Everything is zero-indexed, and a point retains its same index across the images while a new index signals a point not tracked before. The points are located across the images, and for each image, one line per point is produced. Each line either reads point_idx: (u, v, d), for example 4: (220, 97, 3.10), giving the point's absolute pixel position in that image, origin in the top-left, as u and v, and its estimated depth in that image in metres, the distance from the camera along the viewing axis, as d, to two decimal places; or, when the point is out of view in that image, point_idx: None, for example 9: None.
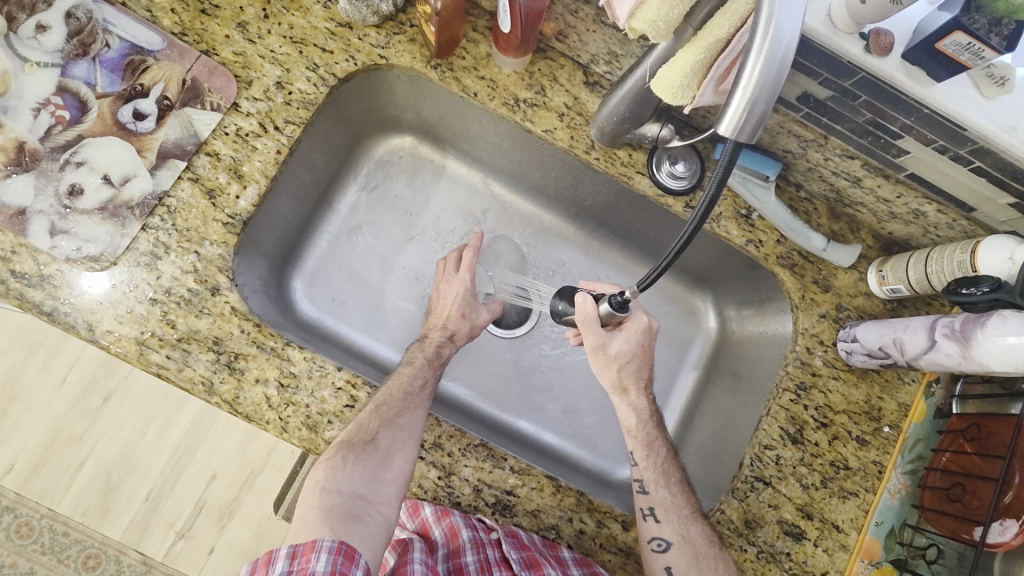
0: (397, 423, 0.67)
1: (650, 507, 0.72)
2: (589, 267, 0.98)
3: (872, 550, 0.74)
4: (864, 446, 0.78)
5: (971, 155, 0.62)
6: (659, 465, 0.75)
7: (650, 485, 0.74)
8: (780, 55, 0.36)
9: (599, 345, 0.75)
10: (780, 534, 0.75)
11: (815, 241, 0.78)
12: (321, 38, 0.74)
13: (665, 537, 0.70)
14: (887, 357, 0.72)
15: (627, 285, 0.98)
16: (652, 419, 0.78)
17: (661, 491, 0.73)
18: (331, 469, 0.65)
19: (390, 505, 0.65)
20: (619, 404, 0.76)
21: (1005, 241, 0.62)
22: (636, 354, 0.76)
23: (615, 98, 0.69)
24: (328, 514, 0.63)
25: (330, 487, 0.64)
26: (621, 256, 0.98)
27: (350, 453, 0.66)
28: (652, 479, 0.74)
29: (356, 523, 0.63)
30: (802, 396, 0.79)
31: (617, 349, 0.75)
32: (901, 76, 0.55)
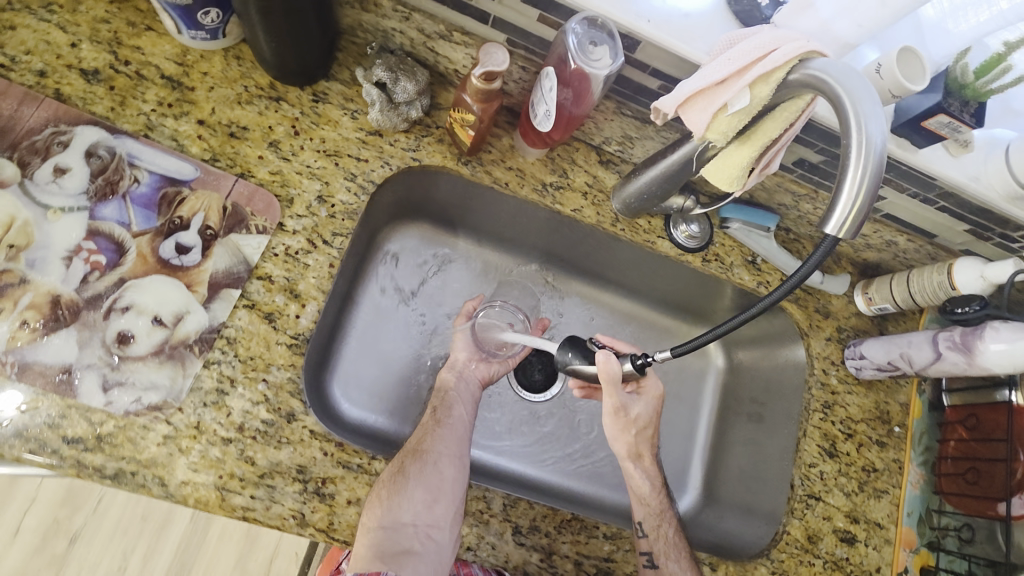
0: (424, 455, 0.71)
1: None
2: (605, 322, 1.04)
3: (910, 539, 0.85)
4: (884, 448, 0.89)
5: (937, 198, 0.75)
6: (669, 536, 0.74)
7: (659, 558, 0.71)
8: (876, 162, 0.44)
9: (619, 407, 0.75)
10: (838, 542, 0.83)
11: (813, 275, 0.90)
12: (354, 148, 0.76)
13: None
14: (896, 369, 0.84)
15: (644, 333, 1.04)
16: (664, 488, 0.79)
17: (672, 564, 0.71)
18: (375, 509, 0.64)
19: (438, 527, 0.67)
20: (633, 470, 0.78)
21: (974, 263, 0.76)
22: (651, 419, 0.79)
23: (645, 178, 0.77)
24: (376, 551, 0.63)
25: (374, 525, 0.64)
26: (632, 308, 1.04)
27: (386, 489, 0.66)
28: (665, 550, 0.73)
29: (408, 555, 0.64)
30: (828, 414, 0.89)
31: (636, 413, 0.78)
32: (894, 147, 0.65)
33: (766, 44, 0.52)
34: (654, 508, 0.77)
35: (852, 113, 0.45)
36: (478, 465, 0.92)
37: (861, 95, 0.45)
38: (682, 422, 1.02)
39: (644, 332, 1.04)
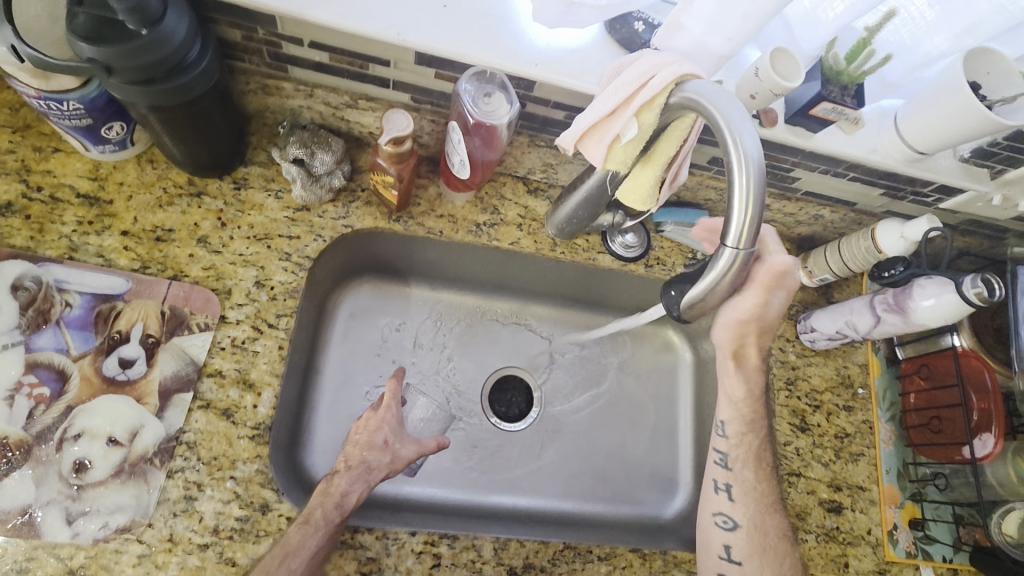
0: None
1: (727, 484, 0.78)
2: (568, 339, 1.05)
3: (894, 495, 0.88)
4: (852, 412, 0.92)
5: (846, 170, 0.79)
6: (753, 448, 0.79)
7: (734, 464, 0.79)
8: (758, 174, 0.47)
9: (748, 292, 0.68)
10: (826, 513, 0.86)
11: None
12: (284, 228, 0.77)
13: (733, 518, 0.77)
14: (845, 336, 0.86)
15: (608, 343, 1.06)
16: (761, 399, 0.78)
17: (745, 473, 0.79)
18: None
19: None
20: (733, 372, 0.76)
21: (892, 225, 0.79)
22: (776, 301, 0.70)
23: (570, 203, 0.79)
24: None
25: None
26: (592, 320, 1.06)
27: None
28: (736, 458, 0.79)
29: None
30: (793, 390, 0.91)
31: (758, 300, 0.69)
32: (792, 137, 0.69)
33: (646, 72, 0.54)
34: (745, 417, 0.79)
35: (727, 132, 0.47)
36: (470, 506, 0.92)
37: (733, 114, 0.48)
38: (662, 423, 1.04)
39: (609, 343, 1.06)
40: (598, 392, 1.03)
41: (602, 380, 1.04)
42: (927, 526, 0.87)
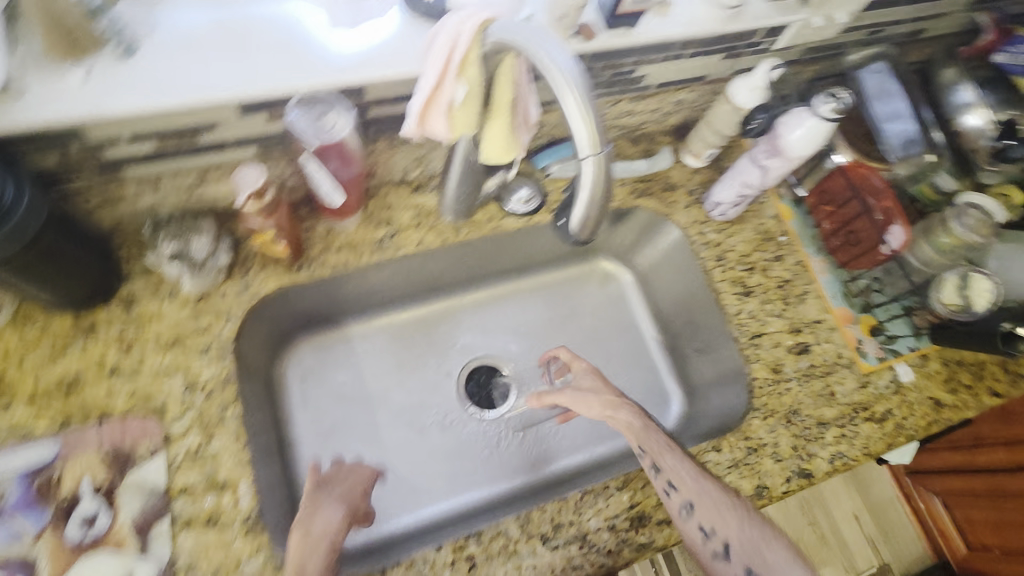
0: None
1: (685, 500, 0.71)
2: (516, 310, 1.07)
3: (847, 314, 0.94)
4: (783, 260, 0.97)
5: (681, 49, 0.83)
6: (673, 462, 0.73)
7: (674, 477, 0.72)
8: (581, 84, 0.49)
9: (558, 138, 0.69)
10: (797, 357, 0.91)
11: (639, 166, 0.97)
12: (191, 324, 0.74)
13: (704, 524, 0.70)
14: (747, 196, 0.91)
15: (554, 296, 1.08)
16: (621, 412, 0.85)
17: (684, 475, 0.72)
18: None
19: None
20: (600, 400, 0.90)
21: (738, 82, 0.84)
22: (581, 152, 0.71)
23: (452, 186, 0.80)
24: None
25: None
26: (531, 283, 1.08)
27: None
28: (690, 493, 0.71)
29: None
30: (725, 263, 0.96)
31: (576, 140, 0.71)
32: (616, 39, 0.72)
33: (450, 36, 0.55)
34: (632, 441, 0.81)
35: (541, 56, 0.49)
36: (492, 499, 0.95)
37: (540, 40, 0.50)
38: (630, 347, 1.07)
39: (553, 296, 1.08)
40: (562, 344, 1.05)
41: (562, 331, 1.06)
42: (885, 328, 0.94)
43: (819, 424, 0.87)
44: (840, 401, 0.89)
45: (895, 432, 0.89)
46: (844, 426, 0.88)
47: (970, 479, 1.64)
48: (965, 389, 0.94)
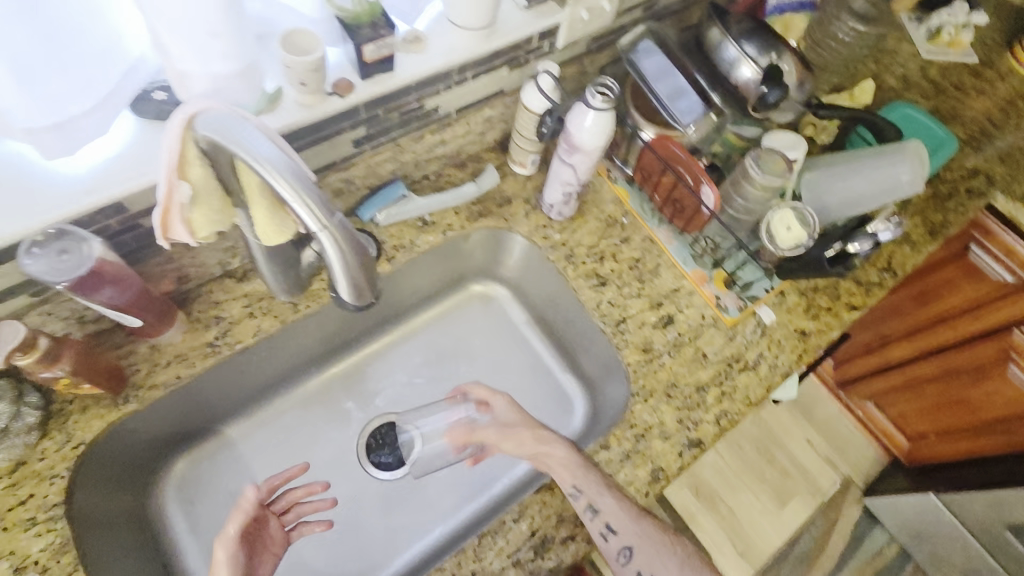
0: None
1: (607, 526, 0.74)
2: (403, 359, 1.07)
3: (700, 275, 0.98)
4: (631, 241, 1.00)
5: (461, 73, 0.84)
6: (595, 485, 0.75)
7: (597, 502, 0.74)
8: (287, 169, 0.49)
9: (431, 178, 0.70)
10: (664, 330, 0.93)
11: (467, 189, 0.97)
12: (11, 499, 0.68)
13: (626, 546, 0.75)
14: (573, 192, 0.92)
15: (435, 335, 1.10)
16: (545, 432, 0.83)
17: (607, 502, 0.74)
18: None
19: None
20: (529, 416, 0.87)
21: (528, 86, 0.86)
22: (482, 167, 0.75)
23: (266, 270, 0.77)
24: None
25: None
26: (409, 329, 1.08)
27: None
28: (621, 527, 0.74)
29: None
30: (575, 259, 0.97)
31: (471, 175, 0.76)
32: (375, 87, 0.72)
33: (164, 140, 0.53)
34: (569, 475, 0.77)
35: (238, 149, 0.49)
36: (417, 560, 0.93)
37: (234, 131, 0.49)
38: (521, 360, 1.10)
39: (433, 336, 1.09)
40: (453, 380, 1.06)
41: (450, 366, 1.07)
42: (738, 278, 0.98)
43: (699, 390, 0.89)
44: (713, 361, 0.92)
45: (771, 374, 0.92)
46: (722, 383, 0.90)
47: (886, 378, 1.70)
48: (826, 313, 0.99)
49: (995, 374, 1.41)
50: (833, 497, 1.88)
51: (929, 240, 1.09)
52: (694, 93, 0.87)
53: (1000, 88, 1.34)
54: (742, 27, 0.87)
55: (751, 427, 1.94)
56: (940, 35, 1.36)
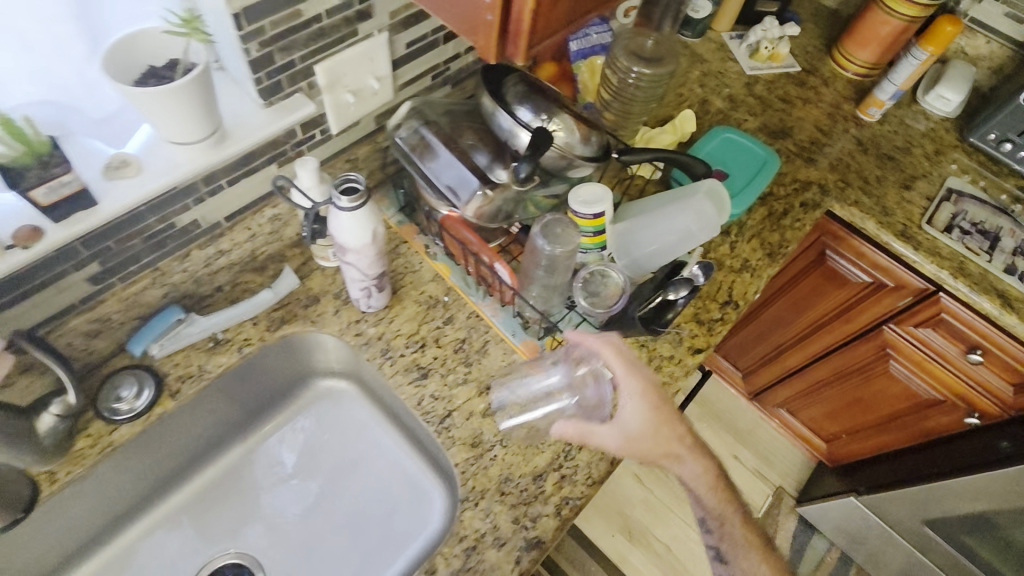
0: None
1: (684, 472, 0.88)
2: (243, 479, 0.97)
3: (532, 346, 0.90)
4: (454, 321, 0.92)
5: (209, 183, 0.75)
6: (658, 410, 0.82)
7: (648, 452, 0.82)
8: None
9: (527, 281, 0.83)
10: (494, 417, 0.85)
11: (262, 297, 0.87)
12: None
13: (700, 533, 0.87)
14: (370, 285, 0.84)
15: (269, 454, 0.99)
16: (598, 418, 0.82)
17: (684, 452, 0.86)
18: None
19: None
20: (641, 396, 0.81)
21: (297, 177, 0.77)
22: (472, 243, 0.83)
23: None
24: None
25: None
26: (237, 453, 0.98)
27: None
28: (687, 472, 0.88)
29: None
30: (391, 354, 0.89)
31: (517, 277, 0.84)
32: (72, 229, 0.64)
33: None
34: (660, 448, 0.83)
35: None
36: None
37: None
38: (370, 461, 0.99)
39: (267, 454, 0.99)
40: (294, 501, 0.95)
41: (287, 485, 0.97)
42: None
43: (536, 479, 0.81)
44: (550, 442, 0.84)
45: None
46: (561, 467, 0.83)
47: (791, 386, 1.69)
48: (669, 363, 0.93)
49: (880, 372, 1.41)
50: (767, 511, 1.83)
51: (768, 263, 1.07)
52: (471, 163, 0.80)
53: (825, 93, 1.36)
54: (516, 94, 0.82)
55: None
56: (759, 50, 1.37)
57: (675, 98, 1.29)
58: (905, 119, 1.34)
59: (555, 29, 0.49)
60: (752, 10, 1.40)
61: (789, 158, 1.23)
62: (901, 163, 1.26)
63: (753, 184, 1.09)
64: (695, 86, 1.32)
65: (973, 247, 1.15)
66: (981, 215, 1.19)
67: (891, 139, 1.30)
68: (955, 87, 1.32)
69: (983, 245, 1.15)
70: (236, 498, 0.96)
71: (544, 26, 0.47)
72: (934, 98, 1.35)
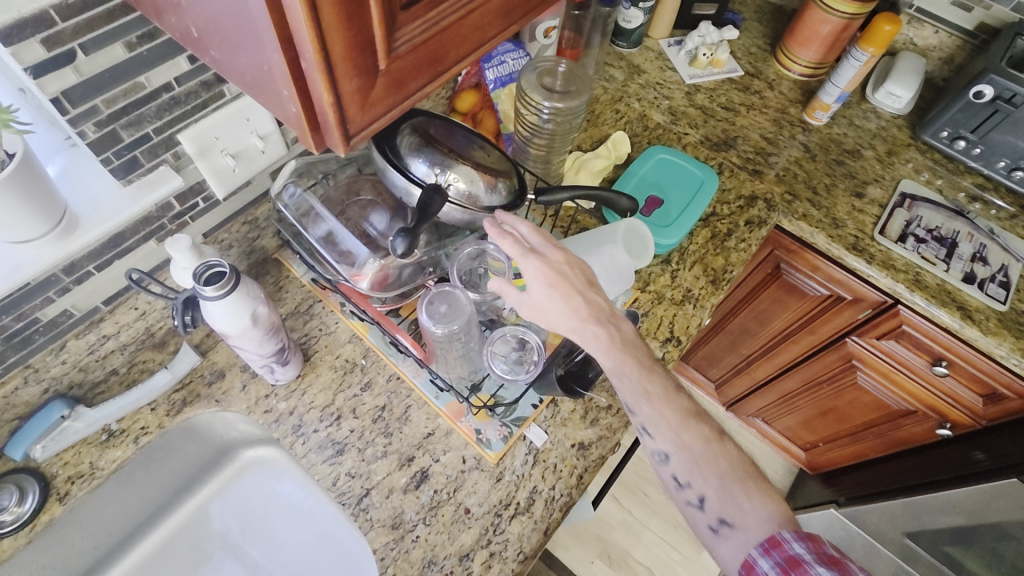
0: None
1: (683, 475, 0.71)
2: (165, 569, 0.87)
3: (457, 408, 0.84)
4: (374, 386, 0.86)
5: (73, 272, 0.70)
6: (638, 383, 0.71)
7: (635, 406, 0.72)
8: None
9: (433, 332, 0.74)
10: (417, 493, 0.78)
11: (159, 380, 0.81)
12: None
13: (663, 449, 0.72)
14: (269, 363, 0.77)
15: (193, 536, 0.89)
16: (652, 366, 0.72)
17: (645, 406, 0.71)
18: None
19: None
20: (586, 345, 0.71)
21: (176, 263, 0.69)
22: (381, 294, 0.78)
23: None
24: None
25: None
26: (156, 541, 0.87)
27: None
28: (658, 428, 0.71)
29: None
30: (303, 429, 0.82)
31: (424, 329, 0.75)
32: None
33: None
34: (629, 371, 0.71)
35: None
36: None
37: None
38: (304, 535, 0.90)
39: (191, 538, 0.89)
40: None
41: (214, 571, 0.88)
42: (501, 400, 0.84)
43: (461, 560, 0.74)
44: (477, 515, 0.77)
45: (548, 512, 0.78)
46: (491, 542, 0.75)
47: (762, 396, 1.62)
48: (607, 413, 0.86)
49: (849, 383, 1.35)
50: None
51: (711, 290, 1.01)
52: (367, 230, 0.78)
53: (771, 97, 1.30)
54: (409, 145, 0.76)
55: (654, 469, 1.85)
56: (698, 57, 1.30)
57: (612, 115, 1.22)
58: (855, 119, 1.28)
59: (371, 115, 0.49)
60: (689, 14, 1.34)
61: (733, 172, 1.16)
62: (851, 168, 1.20)
63: (691, 207, 1.05)
64: (633, 100, 1.25)
65: (929, 256, 1.09)
66: (937, 220, 1.14)
67: (841, 143, 1.24)
68: (905, 83, 1.25)
69: (939, 254, 1.10)
70: None
71: (358, 116, 0.48)
72: (884, 95, 1.28)
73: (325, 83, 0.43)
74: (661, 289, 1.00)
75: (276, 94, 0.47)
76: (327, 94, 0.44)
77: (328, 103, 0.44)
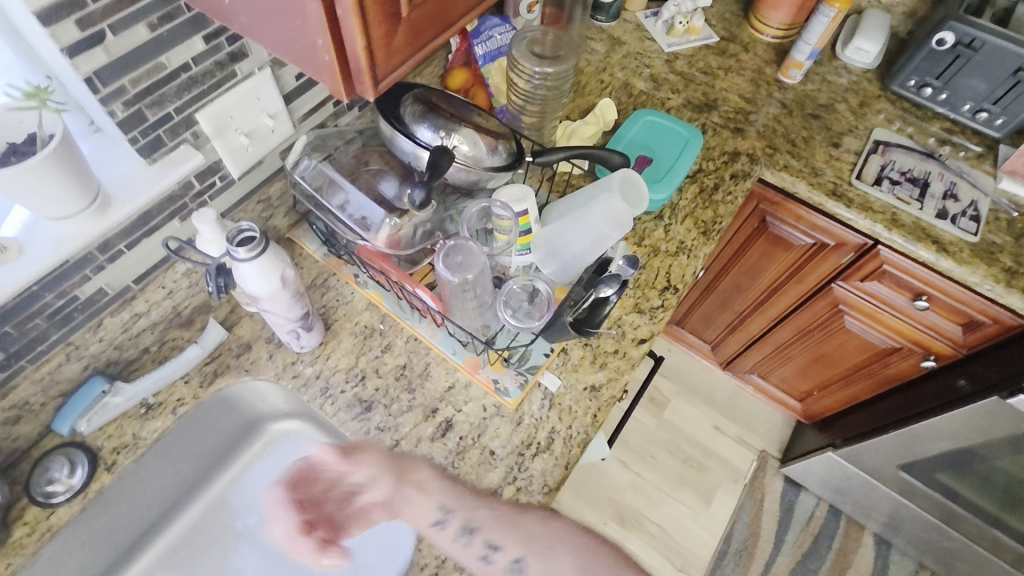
0: None
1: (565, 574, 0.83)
2: (209, 534, 0.92)
3: (474, 361, 0.89)
4: (394, 348, 0.90)
5: (106, 250, 0.74)
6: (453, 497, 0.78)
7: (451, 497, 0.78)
8: None
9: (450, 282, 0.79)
10: (443, 441, 0.83)
11: (191, 354, 0.85)
12: None
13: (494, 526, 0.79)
14: (295, 327, 0.82)
15: (231, 504, 0.95)
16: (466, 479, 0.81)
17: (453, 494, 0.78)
18: None
19: None
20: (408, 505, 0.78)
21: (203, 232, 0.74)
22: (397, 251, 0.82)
23: None
24: None
25: None
26: (198, 509, 0.93)
27: None
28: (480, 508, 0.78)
29: None
30: (331, 391, 0.86)
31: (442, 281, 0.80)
32: None
33: None
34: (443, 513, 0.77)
35: None
36: None
37: None
38: None
39: (230, 505, 0.95)
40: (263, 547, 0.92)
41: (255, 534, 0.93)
42: (516, 350, 0.89)
43: (491, 496, 0.79)
44: (502, 456, 0.82)
45: (566, 449, 0.84)
46: (517, 479, 0.81)
47: (757, 349, 1.70)
48: (613, 357, 0.92)
49: (838, 327, 1.42)
50: (753, 476, 1.86)
51: (703, 241, 1.07)
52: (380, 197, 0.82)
53: (746, 60, 1.36)
54: (414, 114, 0.81)
55: (657, 431, 1.91)
56: (675, 25, 1.36)
57: (597, 86, 1.27)
58: (827, 75, 1.34)
59: (395, 63, 0.54)
60: None
61: (716, 131, 1.22)
62: (827, 121, 1.26)
63: (678, 164, 1.10)
64: (616, 70, 1.30)
65: (904, 197, 1.16)
66: (909, 163, 1.20)
67: (816, 98, 1.30)
68: (872, 38, 1.32)
69: (913, 194, 1.16)
70: (204, 553, 0.91)
71: (385, 62, 0.52)
72: (853, 51, 1.34)
73: (359, 28, 0.47)
74: (656, 243, 1.06)
75: (312, 48, 0.51)
76: (360, 40, 0.48)
77: (361, 48, 0.49)
